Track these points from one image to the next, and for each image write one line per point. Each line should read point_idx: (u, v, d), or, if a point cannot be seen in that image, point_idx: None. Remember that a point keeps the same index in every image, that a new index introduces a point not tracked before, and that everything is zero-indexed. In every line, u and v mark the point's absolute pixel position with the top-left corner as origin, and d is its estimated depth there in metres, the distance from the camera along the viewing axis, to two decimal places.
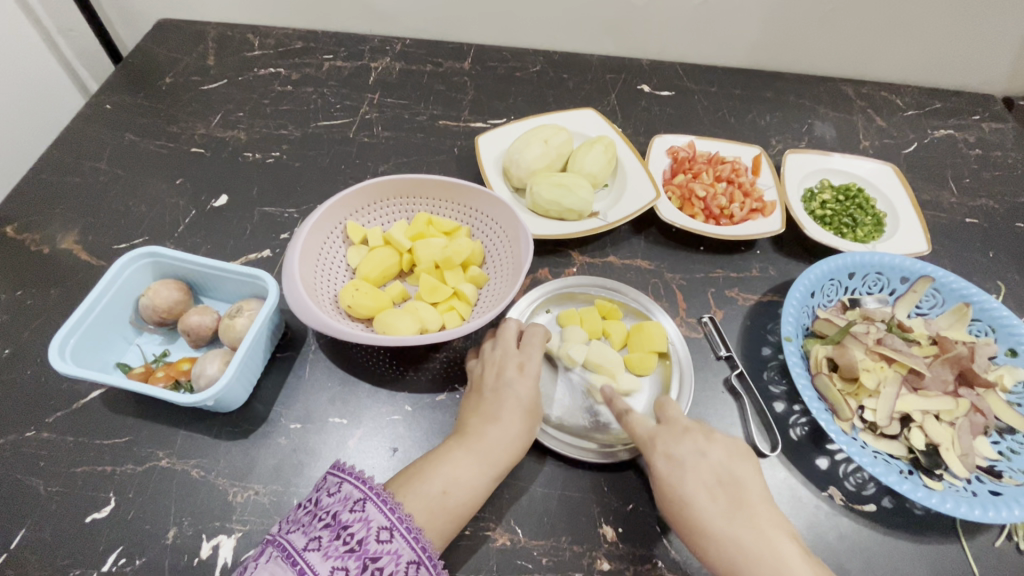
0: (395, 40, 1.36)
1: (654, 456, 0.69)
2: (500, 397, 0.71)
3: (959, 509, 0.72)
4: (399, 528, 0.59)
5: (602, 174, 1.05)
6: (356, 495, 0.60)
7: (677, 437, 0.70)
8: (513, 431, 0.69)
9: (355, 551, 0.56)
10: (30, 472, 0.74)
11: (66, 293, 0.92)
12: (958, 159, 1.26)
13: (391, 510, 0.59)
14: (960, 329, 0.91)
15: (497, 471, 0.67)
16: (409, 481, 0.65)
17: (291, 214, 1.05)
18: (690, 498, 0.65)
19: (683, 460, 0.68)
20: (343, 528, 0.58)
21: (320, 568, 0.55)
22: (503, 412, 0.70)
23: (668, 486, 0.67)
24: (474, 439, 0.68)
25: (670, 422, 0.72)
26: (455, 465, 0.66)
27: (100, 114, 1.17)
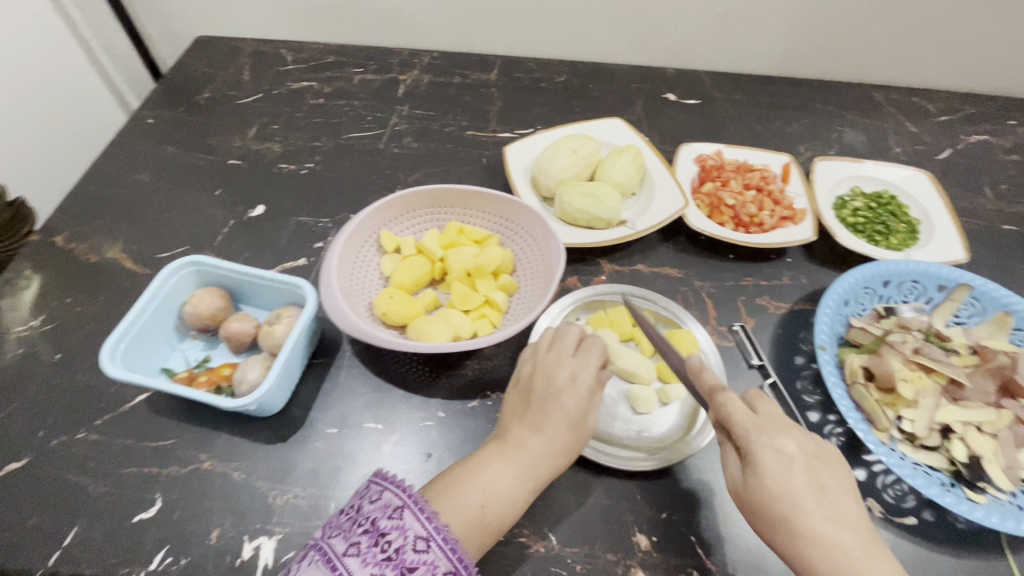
0: (422, 53, 1.39)
1: (758, 446, 0.62)
2: (549, 408, 0.69)
3: (1005, 523, 0.71)
4: (436, 539, 0.59)
5: (630, 183, 1.05)
6: (396, 502, 0.61)
7: (786, 431, 0.64)
8: (556, 445, 0.68)
9: (393, 560, 0.57)
10: (80, 473, 0.77)
11: (112, 300, 0.95)
12: (994, 165, 1.24)
13: (428, 519, 0.60)
14: (1001, 338, 0.89)
15: (537, 484, 0.68)
16: (448, 489, 0.66)
17: (325, 223, 1.08)
18: (796, 498, 0.60)
19: (790, 455, 0.62)
20: (381, 536, 0.58)
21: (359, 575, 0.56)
22: (548, 426, 0.69)
23: (771, 481, 0.61)
24: (517, 449, 0.68)
25: (770, 414, 0.65)
26: (495, 478, 0.66)
27: (143, 128, 1.22)
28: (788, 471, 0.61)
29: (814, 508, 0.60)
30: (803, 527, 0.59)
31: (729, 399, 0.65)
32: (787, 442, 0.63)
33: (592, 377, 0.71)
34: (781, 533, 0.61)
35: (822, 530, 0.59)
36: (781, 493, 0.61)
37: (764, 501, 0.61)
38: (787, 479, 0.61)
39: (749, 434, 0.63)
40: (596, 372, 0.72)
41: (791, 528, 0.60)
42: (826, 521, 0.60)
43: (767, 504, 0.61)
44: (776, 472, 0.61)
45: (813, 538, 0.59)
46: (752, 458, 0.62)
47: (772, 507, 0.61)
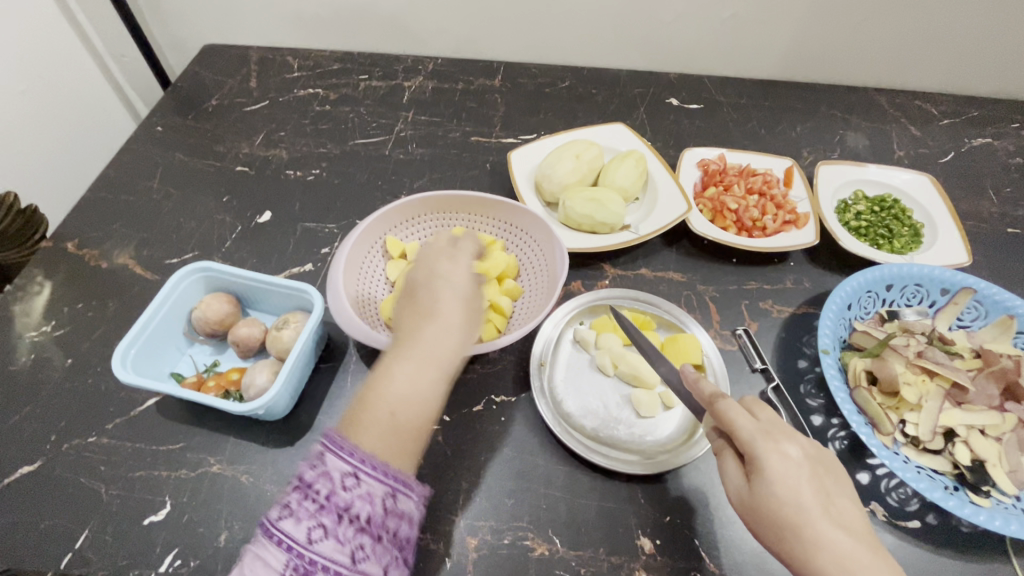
0: (427, 60, 1.40)
1: (766, 453, 0.58)
2: (434, 297, 0.67)
3: (1009, 526, 0.71)
4: (364, 470, 0.55)
5: (633, 188, 1.06)
6: (313, 448, 0.56)
7: (791, 436, 0.60)
8: (454, 331, 0.65)
9: (325, 506, 0.52)
10: (92, 477, 0.79)
11: (123, 305, 0.97)
12: (998, 168, 1.24)
13: (350, 454, 0.55)
14: (1004, 341, 0.89)
15: (445, 370, 0.63)
16: (355, 412, 0.59)
17: (331, 229, 1.09)
18: (804, 505, 0.56)
19: (797, 460, 0.58)
20: (306, 488, 0.53)
21: (297, 533, 0.51)
22: (439, 313, 0.66)
23: (779, 490, 0.56)
24: (414, 341, 0.63)
25: (772, 418, 0.62)
26: (398, 378, 0.60)
27: (152, 136, 1.24)
28: (794, 477, 0.57)
29: (822, 515, 0.56)
30: (812, 534, 0.55)
31: (727, 404, 0.61)
32: (791, 446, 0.59)
33: (466, 265, 0.73)
34: (789, 543, 0.56)
35: (829, 537, 0.55)
36: (789, 501, 0.56)
37: (771, 510, 0.57)
38: (795, 485, 0.56)
39: (756, 439, 0.59)
40: (467, 262, 0.74)
41: (801, 535, 0.55)
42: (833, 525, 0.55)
43: (774, 513, 0.57)
44: (782, 475, 0.57)
45: (822, 545, 0.54)
46: (761, 467, 0.58)
47: (778, 514, 0.56)
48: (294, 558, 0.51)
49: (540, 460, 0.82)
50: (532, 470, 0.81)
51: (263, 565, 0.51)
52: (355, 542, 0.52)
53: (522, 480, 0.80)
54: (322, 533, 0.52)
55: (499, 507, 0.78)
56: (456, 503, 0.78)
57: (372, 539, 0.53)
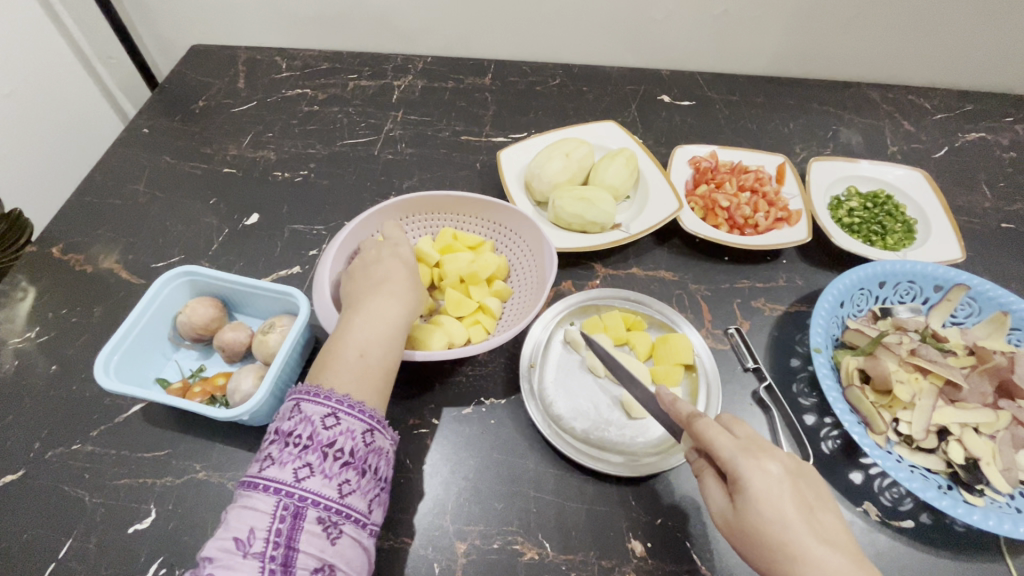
0: (417, 59, 1.39)
1: (747, 472, 0.56)
2: (383, 267, 0.76)
3: (1003, 526, 0.70)
4: (342, 410, 0.60)
5: (623, 186, 1.05)
6: (290, 402, 0.61)
7: (770, 451, 0.58)
8: (405, 288, 0.74)
9: (309, 446, 0.57)
10: (76, 485, 0.78)
11: (109, 310, 0.96)
12: (992, 163, 1.23)
13: (327, 398, 0.60)
14: (999, 338, 0.88)
15: (401, 322, 0.71)
16: (323, 364, 0.65)
17: (320, 231, 1.08)
18: (790, 524, 0.55)
19: (779, 477, 0.56)
20: (288, 434, 0.58)
21: (284, 475, 0.55)
22: (390, 276, 0.74)
23: (764, 509, 0.55)
24: (371, 300, 0.71)
25: (751, 436, 0.60)
26: (361, 328, 0.68)
27: (138, 138, 1.22)
28: (778, 495, 0.55)
29: (808, 532, 0.54)
30: (802, 555, 0.53)
31: (705, 425, 0.60)
32: (772, 462, 0.57)
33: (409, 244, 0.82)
34: (778, 564, 0.54)
35: (819, 557, 0.53)
36: (775, 521, 0.55)
37: (758, 530, 0.56)
38: (780, 503, 0.55)
39: (734, 458, 0.57)
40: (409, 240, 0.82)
41: (789, 555, 0.54)
42: (820, 544, 0.54)
43: (762, 533, 0.55)
44: (765, 495, 0.55)
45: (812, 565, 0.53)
46: (743, 487, 0.56)
47: (764, 534, 0.55)
48: (283, 499, 0.55)
49: (530, 463, 0.81)
50: (522, 474, 0.80)
51: (252, 512, 0.54)
52: (341, 476, 0.57)
53: (512, 484, 0.79)
54: (309, 471, 0.56)
55: (488, 511, 0.77)
56: (444, 507, 0.77)
57: (356, 472, 0.59)
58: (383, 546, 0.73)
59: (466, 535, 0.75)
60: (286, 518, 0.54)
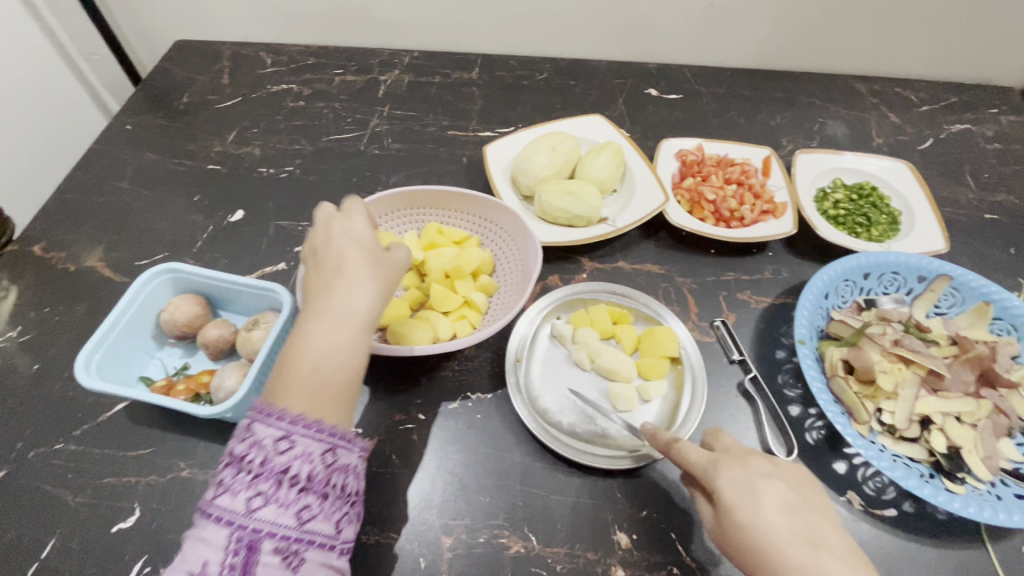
0: (403, 53, 1.38)
1: (718, 480, 0.60)
2: (339, 250, 0.62)
3: (983, 513, 0.71)
4: (297, 431, 0.53)
5: (610, 180, 1.05)
6: (243, 419, 0.54)
7: (744, 462, 0.61)
8: (364, 277, 0.60)
9: (261, 474, 0.51)
10: (59, 484, 0.77)
11: (91, 309, 0.95)
12: (976, 155, 1.23)
13: (280, 418, 0.53)
14: (981, 328, 0.89)
15: (361, 320, 0.59)
16: (276, 380, 0.56)
17: (305, 227, 1.07)
18: (767, 528, 0.55)
19: (753, 484, 0.58)
20: (240, 459, 0.52)
21: (234, 505, 0.50)
22: (346, 263, 0.61)
23: (738, 515, 0.57)
24: (325, 297, 0.59)
25: (728, 449, 0.64)
26: (315, 333, 0.57)
27: (121, 135, 1.21)
28: (751, 500, 0.57)
29: (786, 535, 0.55)
30: (782, 558, 0.54)
31: (683, 445, 0.66)
32: (745, 471, 0.60)
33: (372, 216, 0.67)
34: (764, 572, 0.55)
35: (797, 561, 0.53)
36: (750, 526, 0.56)
37: (738, 537, 0.57)
38: (754, 508, 0.57)
39: (707, 471, 0.61)
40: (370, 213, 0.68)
41: (770, 560, 0.54)
42: (798, 546, 0.54)
43: (742, 539, 0.57)
44: (737, 501, 0.58)
45: (789, 567, 0.53)
46: (718, 496, 0.59)
47: (745, 539, 0.56)
48: (235, 531, 0.50)
49: (516, 457, 0.81)
50: (508, 468, 0.80)
51: (203, 544, 0.50)
52: (299, 503, 0.52)
53: (498, 479, 0.79)
54: (263, 500, 0.51)
55: (475, 505, 0.77)
56: (430, 502, 0.77)
57: (317, 497, 0.53)
58: (368, 541, 0.73)
59: (452, 530, 0.75)
60: (240, 551, 0.49)
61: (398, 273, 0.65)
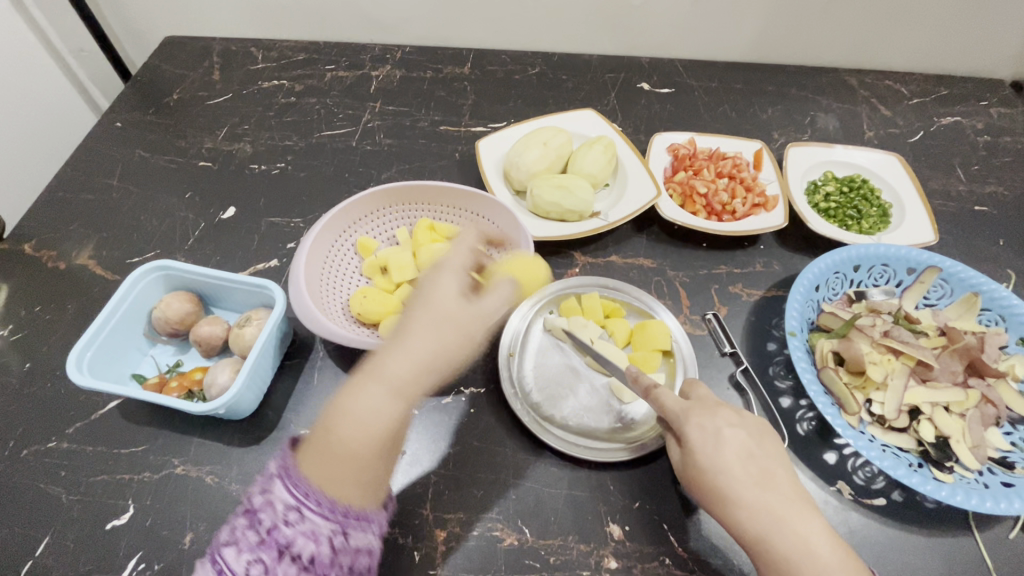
0: (395, 49, 1.38)
1: (688, 428, 0.64)
2: (405, 317, 0.65)
3: (971, 501, 0.72)
4: (306, 505, 0.56)
5: (602, 174, 1.05)
6: (269, 473, 0.59)
7: (713, 411, 0.65)
8: (413, 347, 0.61)
9: (266, 541, 0.55)
10: (51, 482, 0.77)
11: (82, 306, 0.95)
12: (966, 147, 1.24)
13: (294, 487, 0.56)
14: (970, 319, 0.90)
15: (392, 392, 0.59)
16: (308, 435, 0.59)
17: (297, 223, 1.07)
18: (724, 469, 0.61)
19: (718, 431, 0.63)
20: (254, 515, 0.57)
21: (238, 562, 0.55)
22: (405, 330, 0.63)
23: (701, 457, 0.62)
24: (373, 362, 0.61)
25: (703, 398, 0.67)
26: (343, 395, 0.59)
27: (111, 132, 1.20)
28: (714, 444, 0.62)
29: (741, 477, 0.61)
30: (736, 498, 0.60)
31: (660, 392, 0.68)
32: (713, 420, 0.64)
33: (448, 282, 0.68)
34: (720, 507, 0.61)
35: (747, 498, 0.60)
36: (710, 467, 0.62)
37: (700, 476, 0.63)
38: (715, 452, 0.62)
39: (679, 418, 0.65)
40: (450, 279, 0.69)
41: (724, 497, 0.61)
42: (751, 487, 0.60)
43: (703, 479, 0.62)
44: (702, 447, 0.62)
45: (738, 505, 0.60)
46: (686, 440, 0.64)
47: (706, 479, 0.62)
48: None
49: (509, 450, 0.82)
50: (501, 461, 0.81)
51: None
52: None
53: (491, 472, 0.80)
54: (262, 567, 0.55)
55: (468, 498, 0.78)
56: (424, 496, 0.78)
57: None
58: None
59: (445, 523, 0.75)
60: None
61: (452, 348, 0.64)
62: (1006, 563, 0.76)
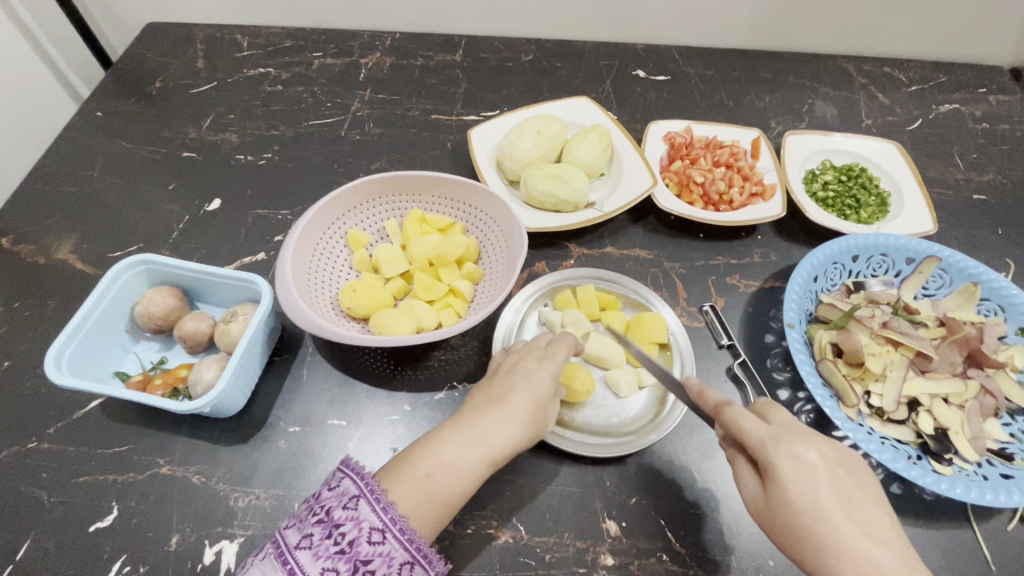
0: (384, 35, 1.34)
1: (778, 458, 0.59)
2: (514, 383, 0.69)
3: (969, 494, 0.71)
4: (391, 530, 0.59)
5: (597, 164, 1.03)
6: (353, 491, 0.61)
7: (806, 439, 0.60)
8: (516, 419, 0.66)
9: (346, 553, 0.58)
10: (33, 484, 0.75)
11: (62, 302, 0.92)
12: (964, 134, 1.23)
13: (383, 510, 0.60)
14: (969, 309, 0.89)
15: (490, 459, 0.64)
16: (398, 465, 0.64)
17: (285, 215, 1.04)
18: (824, 513, 0.57)
19: (814, 465, 0.59)
20: (335, 527, 0.59)
21: (311, 568, 0.57)
22: (509, 397, 0.68)
23: (796, 496, 0.57)
24: (477, 420, 0.66)
25: (784, 423, 0.63)
26: (445, 446, 0.64)
27: (91, 122, 1.16)
28: (812, 481, 0.58)
29: (843, 521, 0.56)
30: (838, 544, 0.56)
31: (738, 411, 0.62)
32: (808, 450, 0.59)
33: (558, 364, 0.71)
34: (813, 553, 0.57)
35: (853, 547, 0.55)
36: (808, 508, 0.57)
37: (790, 516, 0.58)
38: (812, 490, 0.57)
39: (766, 447, 0.59)
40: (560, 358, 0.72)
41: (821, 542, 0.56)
42: (853, 532, 0.56)
43: (792, 521, 0.58)
44: (795, 480, 0.58)
45: (842, 553, 0.55)
46: (775, 473, 0.59)
47: (797, 520, 0.58)
48: None
49: None
50: None
51: None
52: None
53: None
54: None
55: None
56: None
57: None
58: None
59: None
60: None
61: (542, 427, 0.69)
62: (1005, 556, 0.75)
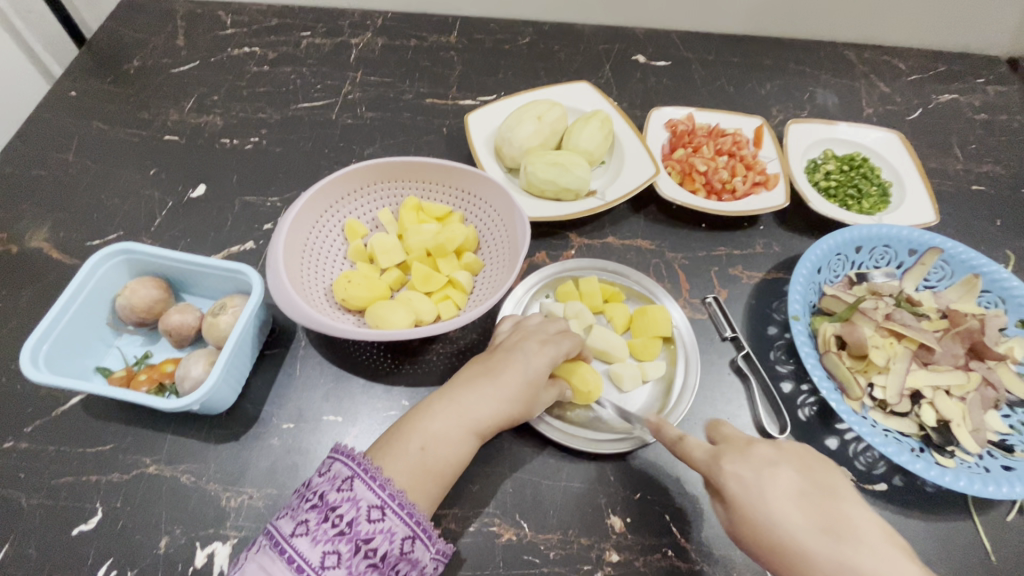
0: (375, 15, 1.29)
1: (725, 478, 0.61)
2: (509, 359, 0.68)
3: (973, 486, 0.71)
4: (391, 505, 0.58)
5: (598, 151, 1.00)
6: (345, 472, 0.59)
7: (745, 453, 0.62)
8: (508, 396, 0.66)
9: (345, 533, 0.55)
10: (11, 486, 0.71)
11: (38, 294, 0.87)
12: (963, 125, 1.22)
13: (381, 487, 0.58)
14: (970, 301, 0.89)
15: (480, 429, 0.65)
16: (390, 438, 0.63)
17: (274, 203, 1.00)
18: (781, 521, 0.57)
19: (757, 476, 0.60)
20: (330, 509, 0.56)
21: (309, 555, 0.54)
22: (504, 373, 0.67)
23: (749, 511, 0.58)
24: (468, 394, 0.65)
25: (729, 440, 0.65)
26: (437, 419, 0.64)
27: (64, 102, 1.10)
28: (760, 495, 0.58)
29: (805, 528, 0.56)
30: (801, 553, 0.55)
31: (688, 443, 0.65)
32: (754, 462, 0.61)
33: (559, 349, 0.70)
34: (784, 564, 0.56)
35: (818, 550, 0.54)
36: (763, 520, 0.57)
37: (756, 532, 0.58)
38: (761, 502, 0.58)
39: (710, 468, 0.62)
40: (559, 344, 0.71)
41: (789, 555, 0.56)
42: (816, 536, 0.55)
43: (761, 535, 0.58)
44: (742, 493, 0.59)
45: (808, 561, 0.55)
46: (725, 492, 0.61)
47: (761, 533, 0.58)
48: None
49: (504, 442, 0.78)
50: (496, 454, 0.77)
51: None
52: None
53: (486, 466, 0.76)
54: (336, 560, 0.54)
55: (464, 494, 0.74)
56: None
57: None
58: None
59: (439, 519, 0.72)
60: None
61: (535, 403, 0.69)
62: (1004, 547, 0.76)
